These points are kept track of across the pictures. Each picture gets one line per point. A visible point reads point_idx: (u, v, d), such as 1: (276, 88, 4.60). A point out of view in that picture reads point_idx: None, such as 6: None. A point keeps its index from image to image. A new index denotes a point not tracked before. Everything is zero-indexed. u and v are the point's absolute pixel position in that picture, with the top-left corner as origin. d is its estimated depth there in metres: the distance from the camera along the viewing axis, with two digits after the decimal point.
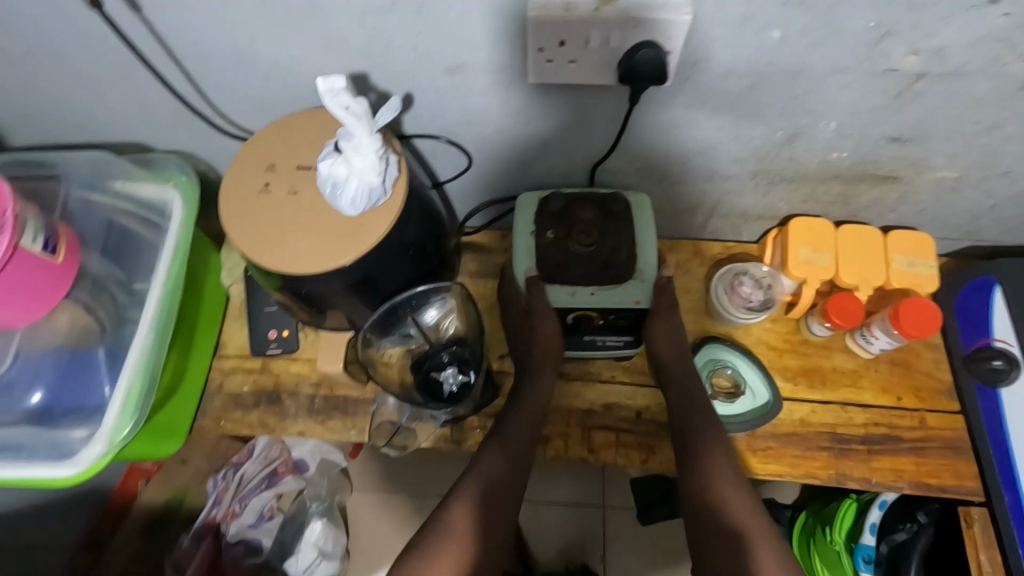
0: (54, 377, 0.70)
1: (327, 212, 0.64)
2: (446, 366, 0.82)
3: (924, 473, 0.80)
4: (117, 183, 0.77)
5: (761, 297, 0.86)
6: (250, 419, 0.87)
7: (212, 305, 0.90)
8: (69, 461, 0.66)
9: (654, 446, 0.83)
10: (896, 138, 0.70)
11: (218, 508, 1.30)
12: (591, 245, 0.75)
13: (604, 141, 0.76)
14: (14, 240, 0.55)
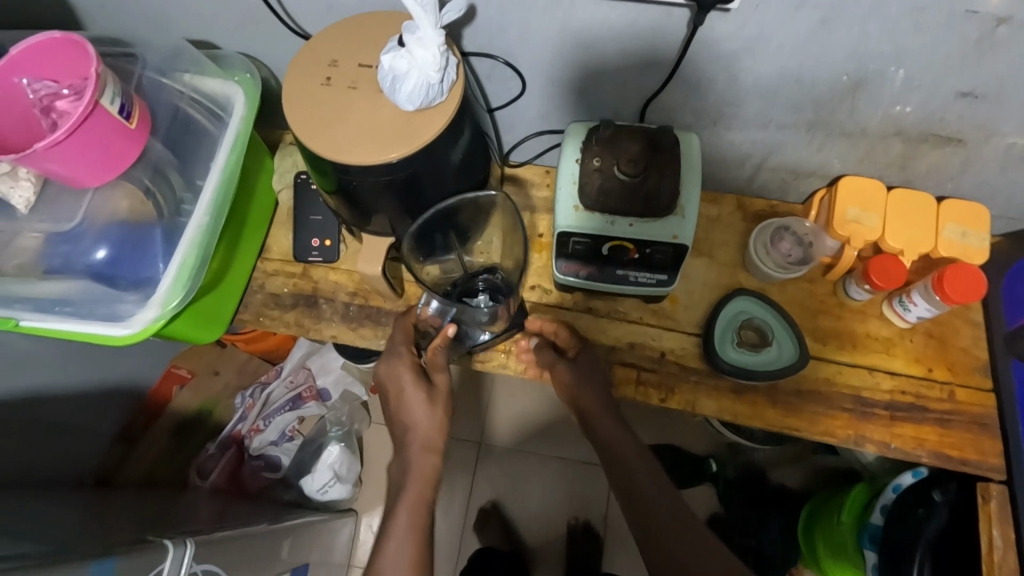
0: (118, 241, 0.72)
1: (384, 109, 0.66)
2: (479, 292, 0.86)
3: (946, 445, 0.79)
4: (180, 75, 0.80)
5: (799, 254, 0.86)
6: (287, 318, 0.92)
7: (263, 207, 0.93)
8: (125, 322, 0.71)
9: (674, 387, 0.84)
10: (967, 93, 0.68)
11: (244, 423, 1.49)
12: (635, 176, 0.75)
13: (661, 75, 0.75)
14: (94, 98, 0.58)
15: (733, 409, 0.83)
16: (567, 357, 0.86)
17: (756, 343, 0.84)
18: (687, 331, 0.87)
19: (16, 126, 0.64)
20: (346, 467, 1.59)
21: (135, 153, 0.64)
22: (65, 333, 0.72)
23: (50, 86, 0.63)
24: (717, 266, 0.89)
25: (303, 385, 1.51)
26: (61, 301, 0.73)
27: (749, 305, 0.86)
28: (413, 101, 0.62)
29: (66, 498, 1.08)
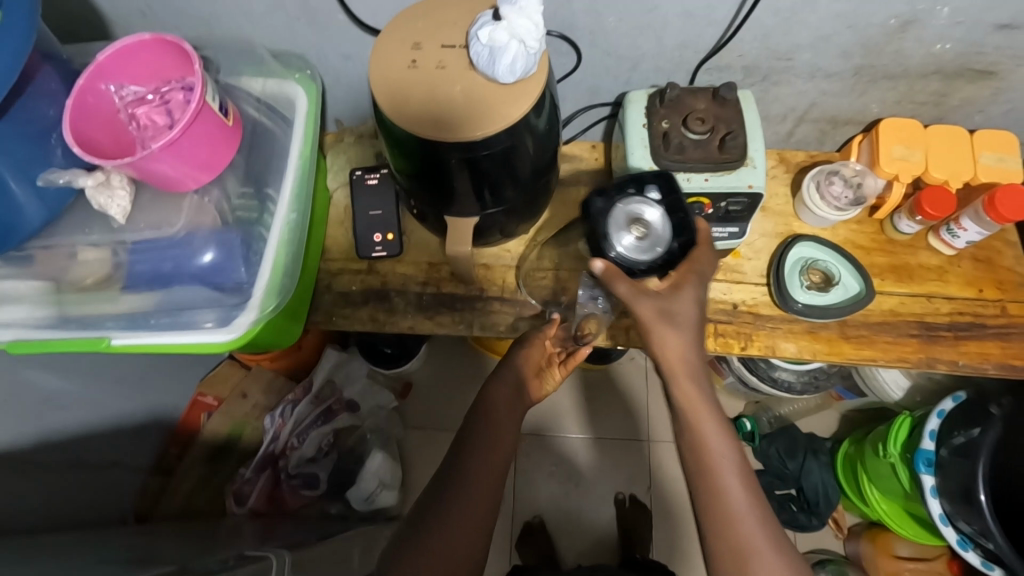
0: (224, 241, 0.70)
1: (474, 86, 0.67)
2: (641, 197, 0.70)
3: (1009, 355, 0.85)
4: (247, 78, 0.79)
5: (851, 195, 0.89)
6: (360, 316, 0.91)
7: (321, 208, 0.93)
8: (228, 327, 0.70)
9: (751, 335, 0.87)
10: (1005, 25, 0.73)
11: (276, 444, 1.41)
12: (704, 132, 0.78)
13: (717, 34, 0.78)
14: (202, 96, 0.58)
15: (810, 347, 0.87)
16: None
17: (820, 284, 0.89)
18: (753, 281, 0.91)
19: (106, 136, 0.63)
20: (390, 472, 1.54)
21: (233, 150, 0.64)
22: (167, 344, 0.70)
23: (137, 92, 0.63)
24: (771, 217, 0.94)
25: (332, 398, 1.48)
26: (155, 313, 0.70)
27: (809, 252, 0.91)
28: (514, 72, 0.63)
29: (117, 537, 1.04)
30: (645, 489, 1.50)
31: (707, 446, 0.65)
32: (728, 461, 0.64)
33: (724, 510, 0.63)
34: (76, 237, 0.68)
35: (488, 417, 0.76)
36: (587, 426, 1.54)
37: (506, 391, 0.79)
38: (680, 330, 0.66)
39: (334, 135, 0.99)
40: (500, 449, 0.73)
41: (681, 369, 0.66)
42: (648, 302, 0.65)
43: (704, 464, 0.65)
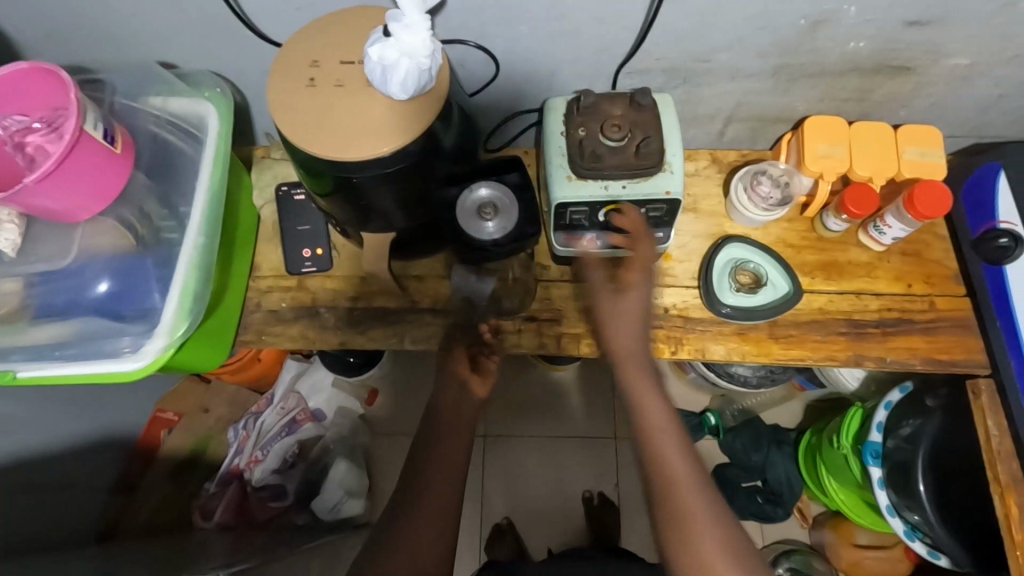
0: (119, 268, 0.70)
1: (374, 104, 0.66)
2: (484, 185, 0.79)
3: (935, 349, 0.85)
4: (150, 96, 0.78)
5: (778, 194, 0.89)
6: (291, 333, 0.90)
7: (248, 225, 0.91)
8: (134, 355, 0.69)
9: (682, 338, 0.87)
10: (914, 22, 0.73)
11: (241, 456, 1.43)
12: (620, 138, 0.77)
13: (631, 38, 0.77)
14: (79, 124, 0.57)
15: (740, 349, 0.87)
16: (575, 327, 0.89)
17: (752, 285, 0.88)
18: (685, 284, 0.90)
19: None
20: (356, 481, 1.52)
21: (125, 175, 0.63)
22: (70, 376, 0.69)
23: (23, 121, 0.61)
24: (704, 218, 0.93)
25: (296, 409, 1.47)
26: (63, 344, 0.69)
27: (744, 253, 0.90)
28: (408, 89, 0.63)
29: (69, 560, 1.03)
30: (613, 484, 1.51)
31: (639, 400, 0.72)
32: (654, 404, 0.71)
33: (652, 455, 0.69)
34: None
35: (437, 425, 0.75)
36: (551, 427, 1.54)
37: (451, 395, 0.78)
38: (635, 292, 0.76)
39: (263, 149, 0.97)
40: (453, 454, 0.73)
41: (626, 323, 0.75)
42: (608, 293, 0.77)
43: (642, 416, 0.71)
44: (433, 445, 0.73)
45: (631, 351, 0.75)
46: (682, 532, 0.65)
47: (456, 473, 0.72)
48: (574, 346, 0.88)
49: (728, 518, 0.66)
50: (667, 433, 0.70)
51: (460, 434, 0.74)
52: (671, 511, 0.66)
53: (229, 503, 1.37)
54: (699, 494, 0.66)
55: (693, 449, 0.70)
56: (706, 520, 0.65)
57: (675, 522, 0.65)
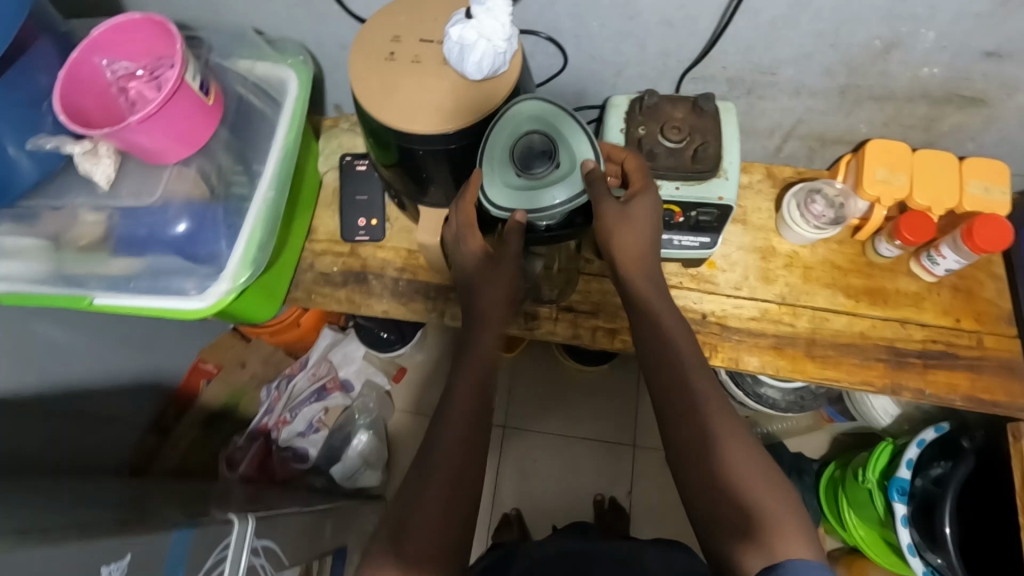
0: (199, 212, 0.73)
1: (448, 82, 0.70)
2: None
3: (977, 389, 0.84)
4: (238, 59, 0.83)
5: (832, 215, 0.88)
6: (338, 296, 0.94)
7: (311, 188, 0.96)
8: (199, 295, 0.74)
9: (717, 345, 0.87)
10: (991, 53, 0.72)
11: (270, 416, 1.46)
12: (679, 140, 0.78)
13: (699, 45, 0.78)
14: (181, 75, 0.64)
15: (774, 363, 0.86)
16: (612, 323, 0.90)
17: (544, 166, 0.67)
18: (726, 292, 0.90)
19: (95, 106, 0.68)
20: (376, 453, 1.56)
21: (212, 128, 0.71)
22: (141, 307, 0.74)
23: (128, 67, 0.67)
24: (752, 230, 0.93)
25: (327, 376, 1.51)
26: (136, 277, 0.75)
27: (525, 111, 0.69)
28: (482, 69, 0.66)
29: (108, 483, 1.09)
30: (626, 493, 1.51)
31: (676, 362, 0.65)
32: (687, 353, 0.66)
33: (686, 410, 0.62)
34: (68, 200, 0.72)
35: (448, 415, 0.64)
36: (568, 428, 1.55)
37: (470, 384, 0.66)
38: (642, 198, 0.70)
39: (331, 120, 1.02)
40: (462, 449, 0.62)
41: (637, 267, 0.71)
42: (612, 201, 0.67)
43: (669, 380, 0.64)
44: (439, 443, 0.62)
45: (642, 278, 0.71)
46: (718, 482, 0.58)
47: (460, 488, 0.60)
48: (609, 340, 0.90)
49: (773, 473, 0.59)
50: (702, 392, 0.63)
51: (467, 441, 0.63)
52: (703, 463, 0.59)
53: (253, 459, 1.39)
54: (733, 443, 0.59)
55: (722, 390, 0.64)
56: (743, 471, 0.58)
57: (706, 472, 0.59)
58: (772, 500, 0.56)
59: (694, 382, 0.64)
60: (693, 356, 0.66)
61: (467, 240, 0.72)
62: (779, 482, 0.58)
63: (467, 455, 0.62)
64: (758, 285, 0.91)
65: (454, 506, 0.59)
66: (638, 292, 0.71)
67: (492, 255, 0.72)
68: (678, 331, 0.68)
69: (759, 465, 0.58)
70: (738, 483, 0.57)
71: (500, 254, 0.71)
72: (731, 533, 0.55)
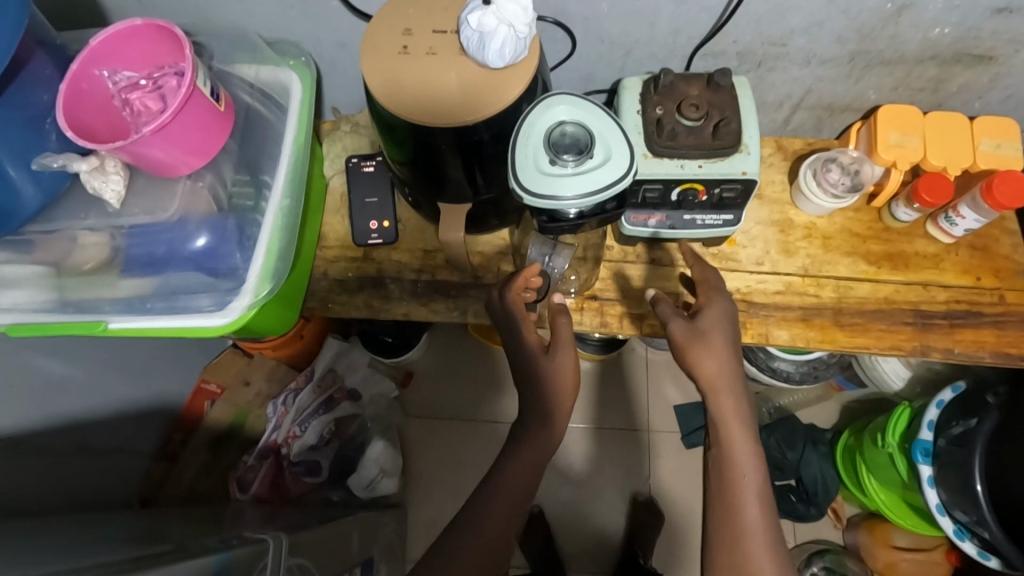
0: (218, 224, 0.70)
1: (465, 72, 0.68)
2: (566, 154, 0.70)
3: (1004, 344, 0.85)
4: (241, 65, 0.81)
5: (848, 182, 0.88)
6: (356, 302, 0.91)
7: (317, 193, 0.93)
8: (223, 310, 0.71)
9: (746, 321, 0.87)
10: (1002, 9, 0.73)
11: (278, 431, 1.37)
12: (698, 118, 0.77)
13: (711, 20, 0.77)
14: (193, 80, 0.62)
15: (804, 335, 0.86)
16: (638, 307, 0.89)
17: (577, 156, 0.65)
18: (748, 269, 0.90)
19: (101, 120, 0.65)
20: (391, 460, 1.47)
21: (225, 134, 0.69)
22: (162, 328, 0.71)
23: (131, 77, 0.65)
24: (768, 204, 0.93)
25: (333, 387, 1.41)
26: (152, 297, 0.71)
27: (560, 107, 0.68)
28: (504, 56, 0.65)
29: (123, 516, 1.04)
30: (646, 478, 1.48)
31: (743, 500, 0.64)
32: (754, 490, 0.64)
33: (744, 561, 0.61)
34: (73, 222, 0.69)
35: (500, 491, 0.72)
36: (588, 416, 1.52)
37: (520, 471, 0.72)
38: (716, 325, 0.69)
39: (331, 122, 0.99)
40: (507, 518, 0.71)
41: (718, 386, 0.67)
42: (679, 321, 0.70)
43: (730, 518, 0.63)
44: (483, 514, 0.71)
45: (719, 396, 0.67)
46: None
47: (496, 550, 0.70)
48: (637, 326, 0.89)
49: None
50: (761, 539, 0.62)
51: (511, 511, 0.71)
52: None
53: (264, 480, 1.32)
54: None
55: (778, 539, 0.63)
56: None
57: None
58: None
59: (751, 515, 0.63)
60: (763, 492, 0.64)
61: (510, 291, 0.75)
62: None
63: (505, 526, 0.71)
64: (779, 258, 0.90)
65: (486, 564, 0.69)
66: (716, 412, 0.67)
67: (546, 350, 0.73)
68: (751, 465, 0.65)
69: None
70: None
71: (557, 347, 0.73)
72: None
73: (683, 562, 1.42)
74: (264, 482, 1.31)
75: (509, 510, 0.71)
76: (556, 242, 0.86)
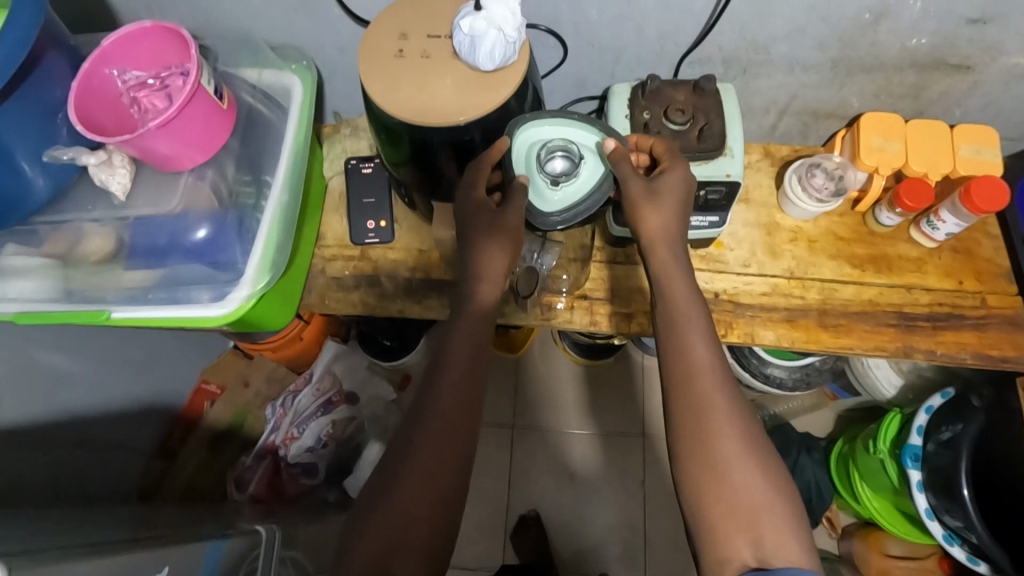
0: (219, 215, 0.73)
1: (457, 74, 0.71)
2: None
3: (986, 345, 0.86)
4: (245, 69, 0.84)
5: (833, 187, 0.91)
6: (352, 299, 0.93)
7: (318, 193, 0.97)
8: (221, 301, 0.73)
9: (732, 322, 0.88)
10: (975, 19, 0.76)
11: (277, 434, 1.37)
12: (684, 121, 0.79)
13: (696, 27, 0.80)
14: (198, 79, 0.66)
15: (788, 335, 0.88)
16: (627, 306, 0.91)
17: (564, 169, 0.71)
18: (735, 270, 0.92)
19: (110, 117, 0.69)
20: None
21: (226, 132, 0.72)
22: (161, 318, 0.73)
23: (139, 76, 0.68)
24: (755, 207, 0.95)
25: (332, 390, 1.41)
26: (154, 288, 0.74)
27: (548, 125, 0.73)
28: (494, 59, 0.68)
29: (120, 509, 1.05)
30: (641, 484, 1.48)
31: (690, 342, 0.65)
32: (701, 334, 0.66)
33: (696, 401, 0.62)
34: (80, 213, 0.72)
35: (440, 380, 0.68)
36: (585, 422, 1.53)
37: (467, 356, 0.69)
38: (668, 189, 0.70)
39: (332, 126, 1.02)
40: (457, 405, 0.67)
41: (660, 237, 0.70)
42: (637, 180, 0.70)
43: (679, 360, 0.65)
44: (431, 416, 0.66)
45: (668, 238, 0.70)
46: (716, 471, 0.59)
47: (456, 437, 0.65)
48: (626, 324, 0.90)
49: (768, 460, 0.60)
50: (713, 377, 0.63)
51: (462, 412, 0.66)
52: (704, 450, 0.60)
53: (262, 481, 1.32)
54: (735, 431, 0.61)
55: (733, 381, 0.64)
56: (743, 461, 0.60)
57: (706, 460, 0.60)
58: (760, 491, 0.58)
59: (699, 355, 0.64)
60: (708, 337, 0.66)
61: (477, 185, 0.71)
62: (773, 468, 0.60)
63: (460, 423, 0.66)
64: (766, 260, 0.92)
65: (453, 449, 0.65)
66: (658, 259, 0.70)
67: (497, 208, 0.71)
68: (696, 310, 0.67)
69: (759, 463, 0.60)
70: (729, 467, 0.59)
71: (506, 204, 0.70)
72: (717, 517, 0.58)
73: (677, 567, 1.42)
74: (261, 482, 1.31)
75: (455, 398, 0.67)
76: (544, 240, 0.89)
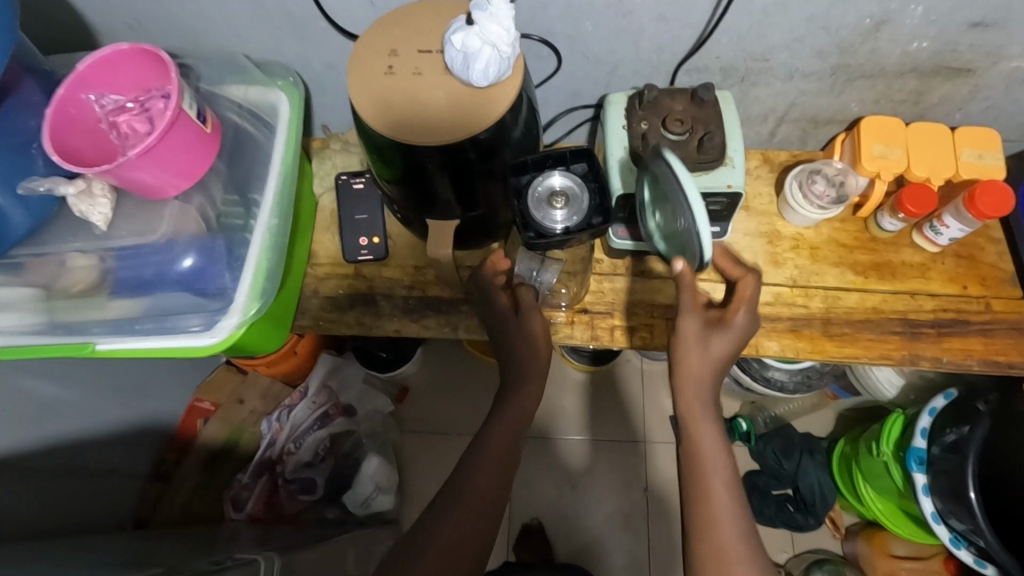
0: (207, 245, 0.71)
1: (449, 91, 0.69)
2: (549, 169, 0.76)
3: (993, 351, 0.85)
4: (229, 86, 0.81)
5: (833, 193, 0.89)
6: (347, 319, 0.91)
7: (307, 211, 0.94)
8: (211, 330, 0.71)
9: None
10: (978, 23, 0.74)
11: (273, 448, 1.32)
12: (683, 131, 0.78)
13: (693, 37, 0.78)
14: (178, 104, 0.63)
15: (793, 346, 0.86)
16: (628, 320, 0.89)
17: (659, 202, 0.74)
18: None
19: (88, 144, 0.66)
20: (388, 476, 1.43)
21: (210, 157, 0.69)
22: (148, 350, 0.71)
23: (117, 101, 0.66)
24: (756, 216, 0.94)
25: (329, 402, 1.37)
26: (140, 318, 0.71)
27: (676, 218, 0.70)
28: (488, 76, 0.66)
29: (117, 538, 1.02)
30: (644, 489, 1.46)
31: (711, 481, 0.63)
32: (723, 474, 0.64)
33: (716, 544, 0.60)
34: (61, 245, 0.69)
35: (472, 470, 0.68)
36: (585, 430, 1.51)
37: (502, 447, 0.71)
38: (727, 336, 0.70)
39: (321, 141, 1.00)
40: (488, 492, 0.67)
41: (696, 373, 0.68)
42: (694, 321, 0.69)
43: (700, 500, 0.63)
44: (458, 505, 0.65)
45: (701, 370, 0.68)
46: None
47: (484, 517, 0.65)
48: (627, 339, 0.89)
49: None
50: (730, 517, 0.61)
51: (492, 500, 0.67)
52: None
53: (258, 500, 1.28)
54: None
55: (751, 526, 0.61)
56: None
57: None
58: None
59: (718, 496, 0.62)
60: (730, 478, 0.64)
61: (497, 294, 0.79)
62: None
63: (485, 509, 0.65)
64: (767, 269, 0.91)
65: (480, 519, 0.65)
66: (687, 392, 0.69)
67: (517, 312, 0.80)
68: (721, 453, 0.65)
69: None
70: None
71: (525, 308, 0.80)
72: None
73: None
74: (257, 503, 1.27)
75: (483, 488, 0.67)
76: (544, 257, 0.88)
